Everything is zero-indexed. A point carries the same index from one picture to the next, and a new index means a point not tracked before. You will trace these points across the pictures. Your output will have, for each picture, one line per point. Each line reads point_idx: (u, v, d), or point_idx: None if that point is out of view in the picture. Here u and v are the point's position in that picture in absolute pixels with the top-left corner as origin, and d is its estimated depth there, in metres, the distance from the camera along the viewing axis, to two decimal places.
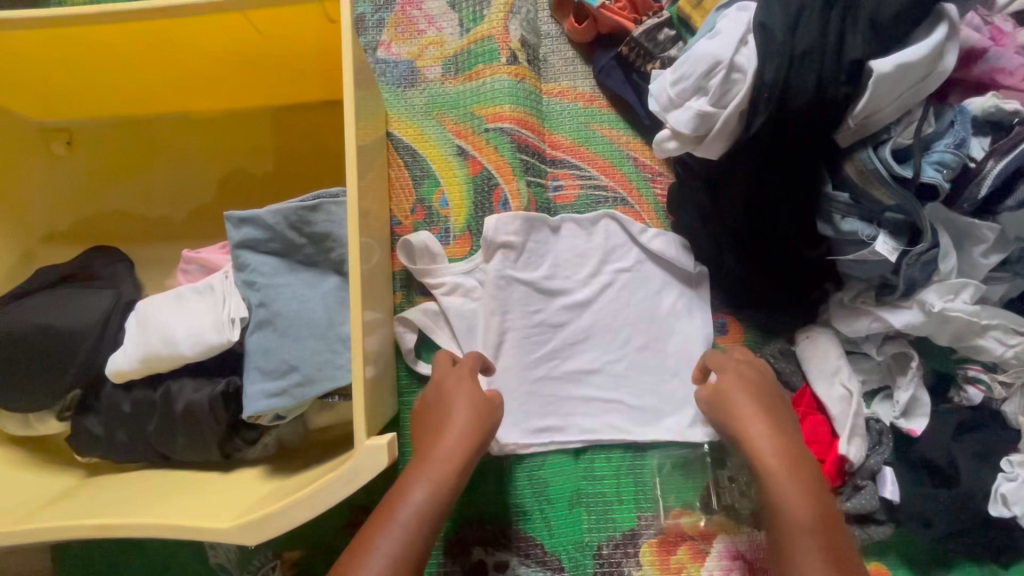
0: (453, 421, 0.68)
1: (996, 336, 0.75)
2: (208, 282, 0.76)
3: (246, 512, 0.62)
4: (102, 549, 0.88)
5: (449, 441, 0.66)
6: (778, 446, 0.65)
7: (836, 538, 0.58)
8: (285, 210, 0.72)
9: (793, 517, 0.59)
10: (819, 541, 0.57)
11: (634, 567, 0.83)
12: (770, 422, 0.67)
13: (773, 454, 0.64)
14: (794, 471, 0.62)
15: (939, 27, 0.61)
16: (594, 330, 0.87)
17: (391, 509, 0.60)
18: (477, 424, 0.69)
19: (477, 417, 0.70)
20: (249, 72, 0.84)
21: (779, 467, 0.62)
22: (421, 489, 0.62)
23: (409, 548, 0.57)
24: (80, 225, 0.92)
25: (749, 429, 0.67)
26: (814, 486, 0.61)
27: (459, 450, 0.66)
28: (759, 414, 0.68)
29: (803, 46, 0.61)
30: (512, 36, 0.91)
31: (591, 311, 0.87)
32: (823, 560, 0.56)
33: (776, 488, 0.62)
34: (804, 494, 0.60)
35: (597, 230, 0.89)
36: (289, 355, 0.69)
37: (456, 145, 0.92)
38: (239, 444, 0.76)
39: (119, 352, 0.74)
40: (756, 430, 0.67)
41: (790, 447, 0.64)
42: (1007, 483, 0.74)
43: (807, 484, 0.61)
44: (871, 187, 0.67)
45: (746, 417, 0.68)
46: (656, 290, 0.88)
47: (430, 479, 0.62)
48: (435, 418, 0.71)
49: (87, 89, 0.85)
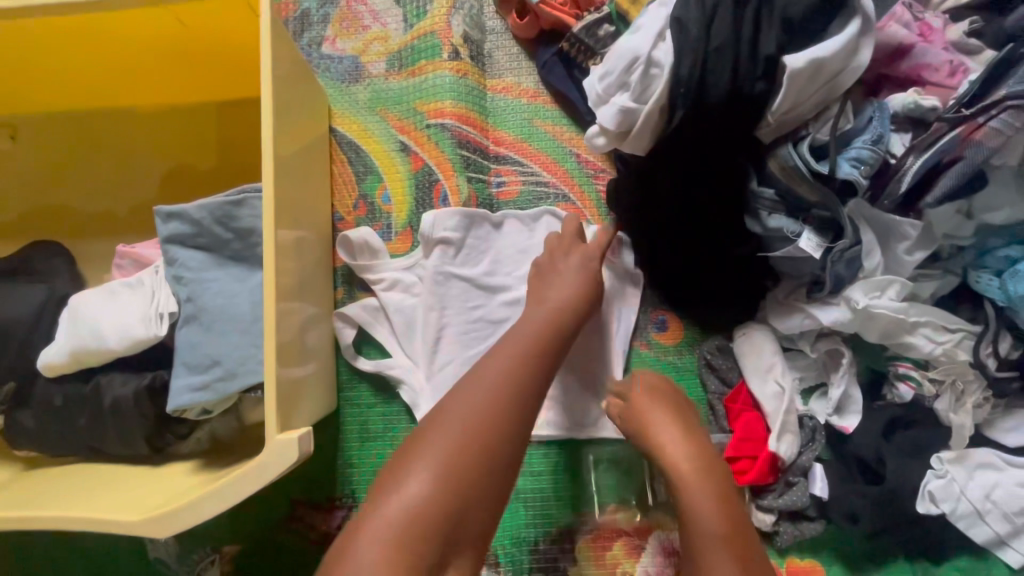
0: (566, 286, 0.75)
1: (925, 333, 0.75)
2: (140, 277, 0.76)
3: (160, 505, 0.63)
4: (46, 543, 0.88)
5: (495, 374, 0.60)
6: (691, 451, 0.66)
7: (745, 542, 0.58)
8: (211, 205, 0.72)
9: (703, 524, 0.59)
10: (730, 545, 0.57)
11: (570, 563, 0.83)
12: (682, 432, 0.68)
13: (685, 462, 0.65)
14: (706, 474, 0.63)
15: (852, 22, 0.60)
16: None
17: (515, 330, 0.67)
18: (522, 387, 0.60)
19: (521, 380, 0.61)
20: (186, 65, 0.84)
21: (692, 471, 0.63)
22: (540, 319, 0.69)
23: (537, 350, 0.65)
24: (24, 219, 0.92)
25: (662, 439, 0.68)
26: (723, 491, 0.62)
27: (549, 329, 0.68)
28: (670, 424, 0.69)
29: (716, 41, 0.61)
30: (454, 32, 0.91)
31: None
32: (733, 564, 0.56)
33: (687, 495, 0.62)
34: (714, 500, 0.60)
35: (539, 226, 0.88)
36: (213, 350, 0.69)
37: (399, 140, 0.92)
38: (170, 439, 0.76)
39: (50, 346, 0.74)
40: (670, 440, 0.67)
41: (702, 452, 0.65)
42: (936, 480, 0.75)
43: (717, 489, 0.62)
44: (794, 183, 0.68)
45: (659, 427, 0.69)
46: None
47: (546, 312, 0.70)
48: (543, 286, 0.76)
49: (26, 85, 0.85)
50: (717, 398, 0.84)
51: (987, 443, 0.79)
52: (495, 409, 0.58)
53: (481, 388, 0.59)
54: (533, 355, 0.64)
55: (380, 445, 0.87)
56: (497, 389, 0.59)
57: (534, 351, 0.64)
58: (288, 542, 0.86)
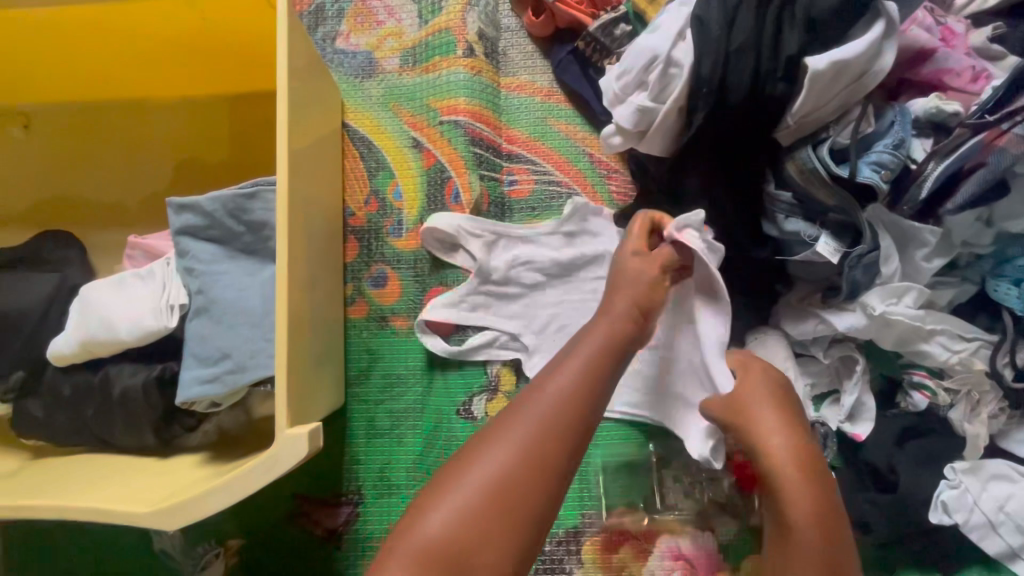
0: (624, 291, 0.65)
1: (942, 341, 0.74)
2: (150, 268, 0.76)
3: (168, 497, 0.63)
4: (52, 531, 0.88)
5: (547, 404, 0.54)
6: (794, 455, 0.62)
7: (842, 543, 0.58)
8: (223, 197, 0.72)
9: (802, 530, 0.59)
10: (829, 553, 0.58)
11: (576, 565, 0.83)
12: (786, 429, 0.63)
13: (792, 463, 0.61)
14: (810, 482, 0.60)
15: (877, 24, 0.60)
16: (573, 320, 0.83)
17: (573, 350, 0.59)
18: (565, 428, 0.53)
19: (566, 418, 0.53)
20: (202, 54, 0.84)
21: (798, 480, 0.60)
22: (600, 335, 0.60)
23: (591, 377, 0.56)
24: (33, 207, 0.92)
25: (766, 435, 0.63)
26: (823, 504, 0.59)
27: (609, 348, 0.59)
28: (771, 423, 0.64)
29: (738, 41, 0.61)
30: (469, 29, 0.91)
31: None
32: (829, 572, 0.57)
33: (788, 499, 0.60)
34: (818, 507, 0.59)
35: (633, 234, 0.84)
36: (223, 343, 0.69)
37: (411, 137, 0.92)
38: (178, 431, 0.76)
39: (60, 336, 0.74)
40: (777, 441, 0.62)
41: (809, 457, 0.62)
42: (949, 491, 0.74)
43: (818, 502, 0.59)
44: (813, 187, 0.67)
45: (764, 422, 0.64)
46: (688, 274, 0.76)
47: (608, 324, 0.61)
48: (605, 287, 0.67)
49: (42, 73, 0.86)
50: None
51: (1000, 454, 0.78)
52: (536, 453, 0.51)
53: (513, 431, 0.52)
54: (585, 387, 0.55)
55: (386, 443, 0.86)
56: (536, 429, 0.52)
57: (586, 380, 0.56)
58: (293, 537, 0.85)
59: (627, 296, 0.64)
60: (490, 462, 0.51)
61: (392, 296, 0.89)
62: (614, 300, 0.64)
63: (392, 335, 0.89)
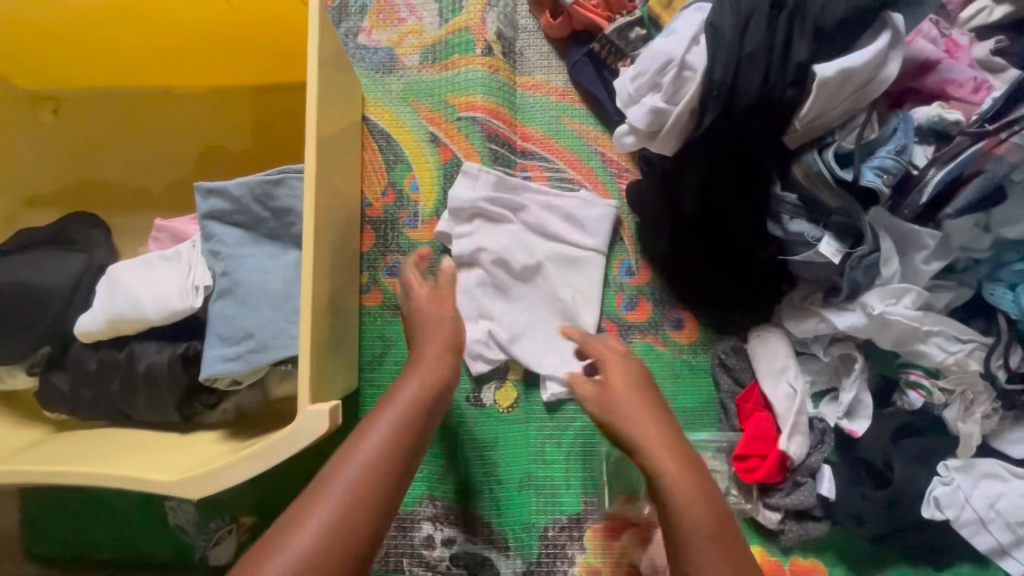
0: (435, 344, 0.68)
1: (938, 343, 0.77)
2: (176, 250, 0.78)
3: (194, 468, 0.66)
4: (72, 504, 0.91)
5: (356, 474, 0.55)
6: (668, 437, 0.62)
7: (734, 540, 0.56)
8: (250, 182, 0.75)
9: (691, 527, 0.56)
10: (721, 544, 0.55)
11: (578, 550, 0.86)
12: (653, 420, 0.63)
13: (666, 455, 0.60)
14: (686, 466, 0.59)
15: (883, 34, 0.62)
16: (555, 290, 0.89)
17: (383, 406, 0.61)
18: (378, 481, 0.55)
19: (381, 478, 0.55)
20: (231, 45, 0.87)
21: (672, 459, 0.60)
22: (410, 390, 0.63)
23: (399, 437, 0.58)
24: (62, 190, 0.95)
25: (638, 426, 0.63)
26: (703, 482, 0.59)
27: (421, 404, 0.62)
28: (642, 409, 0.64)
29: (750, 46, 0.63)
30: (489, 29, 0.94)
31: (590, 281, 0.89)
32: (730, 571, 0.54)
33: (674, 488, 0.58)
34: (699, 492, 0.58)
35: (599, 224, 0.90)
36: (247, 323, 0.72)
37: (429, 131, 0.94)
38: (198, 407, 0.79)
39: (87, 313, 0.77)
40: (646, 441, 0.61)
41: (677, 445, 0.61)
42: (942, 487, 0.77)
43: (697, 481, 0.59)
44: (817, 189, 0.69)
45: (627, 411, 0.64)
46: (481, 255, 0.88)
47: (420, 379, 0.64)
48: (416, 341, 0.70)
49: (78, 58, 0.89)
50: (728, 397, 0.86)
51: (992, 454, 0.81)
52: (345, 521, 0.52)
53: (336, 488, 0.54)
54: (405, 434, 0.59)
55: None
56: (349, 496, 0.53)
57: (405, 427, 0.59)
58: None
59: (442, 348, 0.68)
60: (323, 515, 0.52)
61: None
62: (425, 353, 0.67)
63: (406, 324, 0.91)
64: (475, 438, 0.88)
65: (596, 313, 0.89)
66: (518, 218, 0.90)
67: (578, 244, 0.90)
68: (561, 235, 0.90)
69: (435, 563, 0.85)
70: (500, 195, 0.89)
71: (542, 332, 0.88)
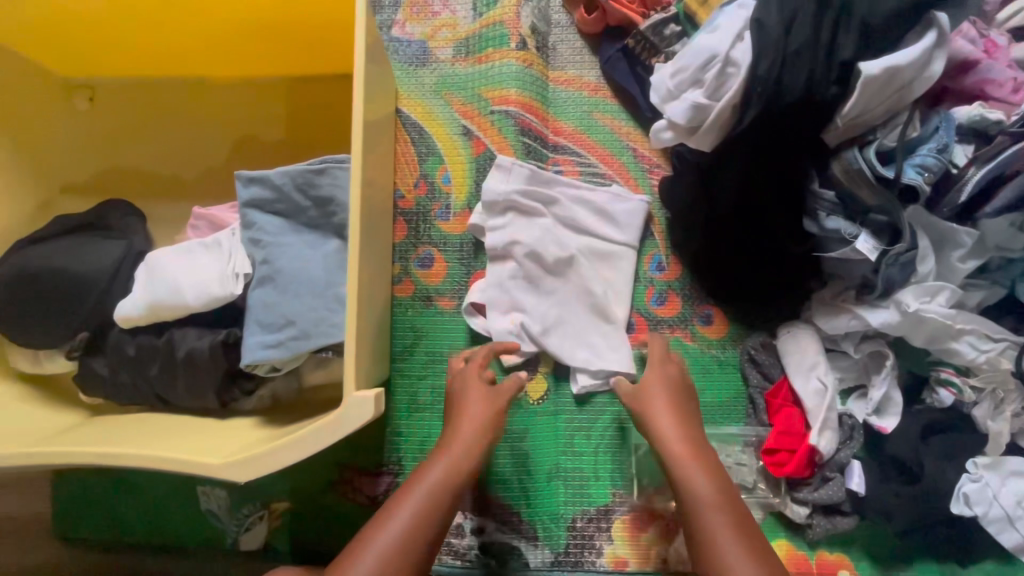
0: (467, 426, 0.74)
1: (969, 341, 0.77)
2: (215, 238, 0.79)
3: (237, 452, 0.66)
4: (103, 489, 0.92)
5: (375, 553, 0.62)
6: (684, 433, 0.73)
7: (738, 511, 0.67)
8: (293, 171, 0.75)
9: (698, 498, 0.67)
10: (726, 512, 0.66)
11: (605, 541, 0.87)
12: (678, 417, 0.75)
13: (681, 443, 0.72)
14: (697, 458, 0.70)
15: (929, 33, 0.63)
16: (587, 284, 0.89)
17: (409, 489, 0.68)
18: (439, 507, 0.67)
19: (399, 557, 0.62)
20: (269, 37, 0.87)
21: (686, 456, 0.70)
22: (438, 470, 0.69)
23: (421, 521, 0.65)
24: (97, 177, 0.96)
25: (660, 419, 0.75)
26: (713, 469, 0.70)
27: (444, 487, 0.68)
28: (665, 403, 0.76)
29: (796, 43, 0.63)
30: (523, 23, 0.94)
31: (621, 275, 0.90)
32: (735, 532, 0.64)
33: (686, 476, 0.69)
34: (711, 478, 0.69)
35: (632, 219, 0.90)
36: (288, 310, 0.72)
37: (462, 125, 0.95)
38: (236, 394, 0.79)
39: (127, 299, 0.78)
40: (666, 431, 0.73)
41: (693, 438, 0.73)
42: (970, 483, 0.77)
43: (708, 467, 0.70)
44: (857, 186, 0.70)
45: (654, 403, 0.76)
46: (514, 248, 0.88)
47: (446, 462, 0.70)
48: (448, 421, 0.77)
49: (117, 46, 0.90)
50: (757, 392, 0.87)
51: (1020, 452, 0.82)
52: None
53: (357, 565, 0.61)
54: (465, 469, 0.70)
55: (428, 416, 0.90)
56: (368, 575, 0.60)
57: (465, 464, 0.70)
58: (334, 502, 0.89)
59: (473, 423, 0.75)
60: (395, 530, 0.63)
61: (438, 276, 0.93)
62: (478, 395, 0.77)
63: (437, 315, 0.92)
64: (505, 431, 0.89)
65: (626, 307, 0.90)
66: (552, 212, 0.90)
67: (610, 239, 0.90)
68: (593, 229, 0.90)
69: (464, 552, 0.87)
70: (533, 188, 0.89)
71: (573, 324, 0.88)
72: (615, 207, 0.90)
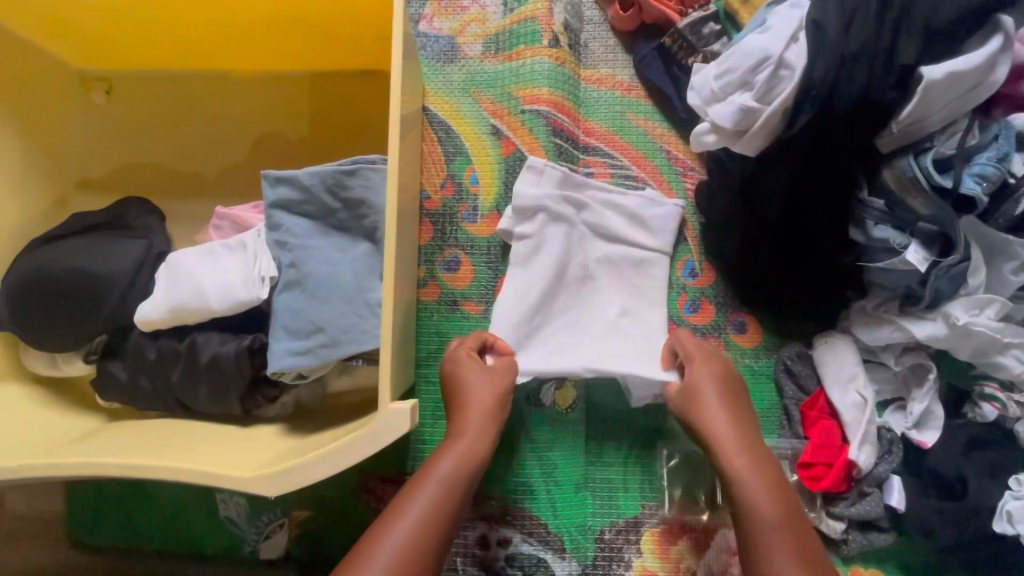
0: (470, 414, 0.73)
1: (1016, 355, 0.75)
2: (240, 239, 0.76)
3: (265, 464, 0.64)
4: (119, 495, 0.90)
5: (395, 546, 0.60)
6: (743, 443, 0.69)
7: (802, 531, 0.62)
8: (323, 172, 0.73)
9: (758, 515, 0.63)
10: (785, 532, 0.61)
11: (634, 554, 0.84)
12: (737, 423, 0.71)
13: (740, 453, 0.68)
14: (757, 468, 0.67)
15: (995, 37, 0.60)
16: (618, 291, 0.87)
17: (420, 482, 0.66)
18: (441, 512, 0.64)
19: (419, 548, 0.60)
20: (296, 30, 0.84)
21: (746, 466, 0.67)
22: (449, 460, 0.68)
23: (436, 509, 0.64)
24: (113, 173, 0.93)
25: (716, 426, 0.71)
26: (775, 483, 0.66)
27: (457, 475, 0.67)
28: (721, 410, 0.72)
29: (854, 46, 0.61)
30: (555, 19, 0.91)
31: (654, 282, 0.87)
32: (797, 554, 0.60)
33: (743, 487, 0.65)
34: (771, 491, 0.65)
35: (666, 225, 0.87)
36: (317, 316, 0.70)
37: (490, 124, 0.92)
38: (259, 401, 0.77)
39: (149, 301, 0.75)
40: (723, 442, 0.70)
41: (754, 448, 0.69)
42: (1015, 501, 0.73)
43: (769, 481, 0.66)
44: (908, 195, 0.68)
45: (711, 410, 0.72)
46: (545, 250, 0.85)
47: (456, 451, 0.69)
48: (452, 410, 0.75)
49: (139, 36, 0.87)
50: (792, 403, 0.85)
51: None
52: None
53: (375, 559, 0.58)
54: (458, 477, 0.67)
55: None
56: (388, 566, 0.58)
57: (457, 470, 0.68)
58: (357, 512, 0.87)
59: (476, 409, 0.73)
60: (391, 545, 0.59)
61: (464, 281, 0.90)
62: (468, 395, 0.75)
63: (463, 320, 0.89)
64: (507, 428, 0.87)
65: (663, 312, 0.86)
66: (580, 215, 0.87)
67: (643, 244, 0.87)
68: (625, 236, 0.87)
69: (489, 563, 0.84)
70: (564, 189, 0.86)
71: (588, 339, 0.84)
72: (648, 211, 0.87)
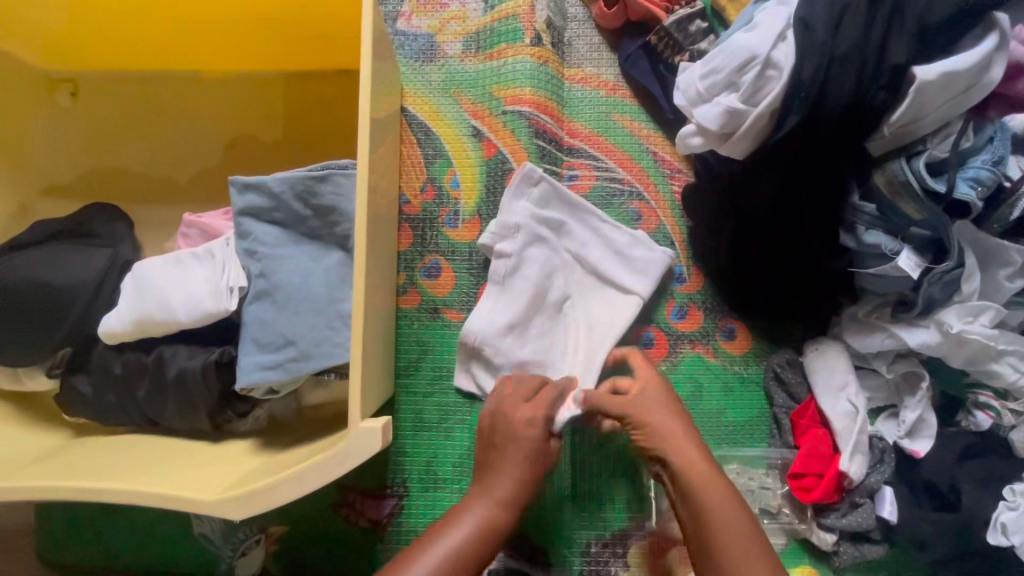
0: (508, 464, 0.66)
1: (1011, 362, 0.73)
2: (208, 248, 0.73)
3: (234, 485, 0.61)
4: (90, 509, 0.87)
5: None
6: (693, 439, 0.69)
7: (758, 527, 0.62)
8: (292, 179, 0.70)
9: (724, 519, 0.62)
10: (750, 530, 0.61)
11: (621, 567, 0.82)
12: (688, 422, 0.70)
13: (697, 457, 0.67)
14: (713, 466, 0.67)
15: (989, 36, 0.57)
16: (588, 323, 0.83)
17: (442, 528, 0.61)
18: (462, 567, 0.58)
19: None
20: (268, 31, 0.81)
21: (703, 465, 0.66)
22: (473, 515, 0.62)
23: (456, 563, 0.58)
24: (79, 178, 0.90)
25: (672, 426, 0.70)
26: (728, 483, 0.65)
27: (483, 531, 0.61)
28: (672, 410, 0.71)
29: (844, 45, 0.58)
30: (538, 17, 0.88)
31: (616, 326, 0.81)
32: (765, 556, 0.59)
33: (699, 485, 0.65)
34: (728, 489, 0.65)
35: (653, 272, 0.83)
36: (287, 329, 0.67)
37: (471, 125, 0.89)
38: (230, 416, 0.74)
39: (113, 313, 0.72)
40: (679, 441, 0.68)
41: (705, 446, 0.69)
42: (1009, 512, 0.71)
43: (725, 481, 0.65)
44: (900, 200, 0.65)
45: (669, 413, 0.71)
46: (541, 272, 0.83)
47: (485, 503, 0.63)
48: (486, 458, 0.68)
49: (104, 36, 0.83)
50: (783, 412, 0.82)
51: None
52: None
53: None
54: (479, 539, 0.60)
55: (434, 437, 0.85)
56: None
57: (475, 537, 0.60)
58: (336, 527, 0.84)
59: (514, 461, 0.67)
60: None
61: (446, 288, 0.87)
62: (506, 459, 0.67)
63: (444, 329, 0.87)
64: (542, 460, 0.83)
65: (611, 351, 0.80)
66: (562, 241, 0.85)
67: (622, 285, 0.83)
68: (609, 271, 0.84)
69: None
70: (548, 212, 0.83)
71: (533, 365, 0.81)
72: (637, 253, 0.84)
